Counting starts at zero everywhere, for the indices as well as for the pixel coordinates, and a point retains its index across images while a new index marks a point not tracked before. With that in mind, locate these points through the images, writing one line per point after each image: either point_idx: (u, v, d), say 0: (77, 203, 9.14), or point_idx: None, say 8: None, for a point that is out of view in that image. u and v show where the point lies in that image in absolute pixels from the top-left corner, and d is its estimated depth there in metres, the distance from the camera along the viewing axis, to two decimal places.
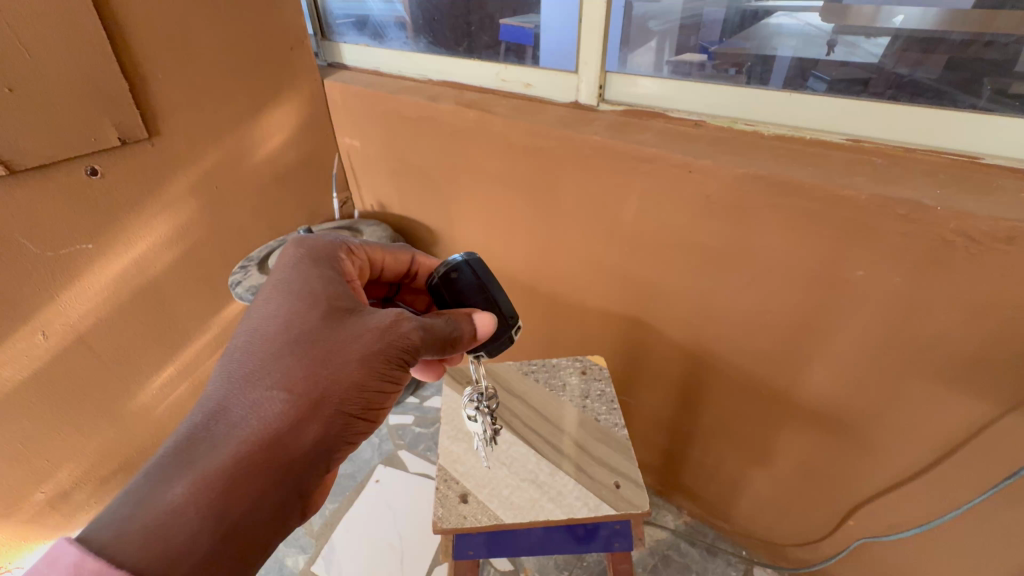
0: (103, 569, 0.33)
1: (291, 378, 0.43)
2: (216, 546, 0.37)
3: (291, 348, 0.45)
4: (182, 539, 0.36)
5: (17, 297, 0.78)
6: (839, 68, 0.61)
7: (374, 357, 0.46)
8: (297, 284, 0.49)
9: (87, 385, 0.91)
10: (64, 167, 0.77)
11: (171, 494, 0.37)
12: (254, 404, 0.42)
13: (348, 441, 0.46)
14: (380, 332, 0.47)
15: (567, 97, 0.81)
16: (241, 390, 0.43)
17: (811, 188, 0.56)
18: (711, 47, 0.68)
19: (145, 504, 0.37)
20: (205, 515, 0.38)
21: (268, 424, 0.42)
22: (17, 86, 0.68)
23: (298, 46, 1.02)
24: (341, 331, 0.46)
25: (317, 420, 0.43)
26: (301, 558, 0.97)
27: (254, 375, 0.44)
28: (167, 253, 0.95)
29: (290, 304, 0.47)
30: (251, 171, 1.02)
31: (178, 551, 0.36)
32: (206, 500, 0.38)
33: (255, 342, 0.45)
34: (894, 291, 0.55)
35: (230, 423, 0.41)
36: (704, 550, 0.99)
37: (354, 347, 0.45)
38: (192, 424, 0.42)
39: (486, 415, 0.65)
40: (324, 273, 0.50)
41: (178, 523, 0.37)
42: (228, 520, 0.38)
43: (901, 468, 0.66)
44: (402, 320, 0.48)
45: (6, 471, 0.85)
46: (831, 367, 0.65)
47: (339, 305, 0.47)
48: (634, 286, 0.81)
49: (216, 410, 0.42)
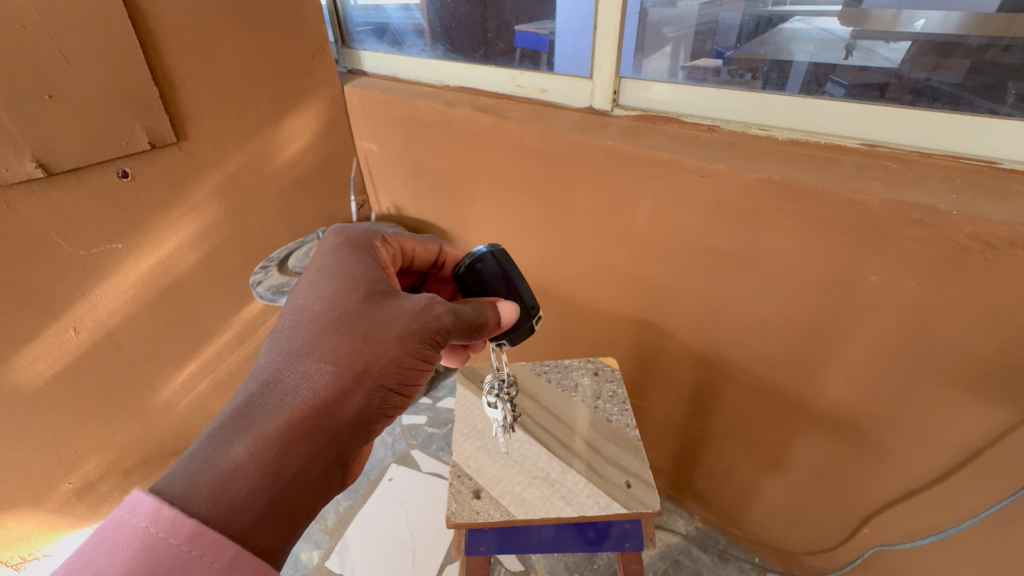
0: (177, 517, 0.34)
1: (337, 351, 0.45)
2: (273, 504, 0.38)
3: (336, 324, 0.46)
4: (243, 495, 0.37)
5: (52, 294, 0.81)
6: (857, 73, 0.60)
7: (411, 336, 0.48)
8: (338, 269, 0.51)
9: (113, 380, 0.94)
10: (97, 170, 0.80)
11: (232, 453, 0.38)
12: (303, 374, 0.43)
13: (384, 414, 0.47)
14: (416, 313, 0.48)
15: (582, 102, 0.82)
16: (290, 361, 0.44)
17: (825, 193, 0.56)
18: (727, 52, 0.68)
19: (208, 462, 0.38)
20: (264, 474, 0.38)
21: (318, 394, 0.43)
22: (56, 93, 0.71)
23: (319, 53, 1.04)
24: (381, 311, 0.48)
25: (360, 392, 0.45)
26: (316, 553, 0.98)
27: (302, 349, 0.45)
28: (192, 253, 0.98)
29: (333, 286, 0.49)
30: (272, 174, 1.06)
31: (241, 506, 0.36)
32: (265, 460, 0.39)
33: (302, 319, 0.47)
34: (908, 296, 0.55)
35: (283, 391, 0.42)
36: (716, 556, 0.98)
37: (394, 326, 0.47)
38: (247, 393, 0.43)
39: (506, 403, 0.66)
40: (361, 261, 0.52)
41: (239, 480, 0.37)
42: (283, 480, 0.39)
43: (917, 475, 0.65)
44: (434, 303, 0.50)
45: (36, 461, 0.89)
46: (845, 372, 0.65)
47: (377, 288, 0.49)
48: (646, 289, 0.82)
49: (269, 379, 0.43)
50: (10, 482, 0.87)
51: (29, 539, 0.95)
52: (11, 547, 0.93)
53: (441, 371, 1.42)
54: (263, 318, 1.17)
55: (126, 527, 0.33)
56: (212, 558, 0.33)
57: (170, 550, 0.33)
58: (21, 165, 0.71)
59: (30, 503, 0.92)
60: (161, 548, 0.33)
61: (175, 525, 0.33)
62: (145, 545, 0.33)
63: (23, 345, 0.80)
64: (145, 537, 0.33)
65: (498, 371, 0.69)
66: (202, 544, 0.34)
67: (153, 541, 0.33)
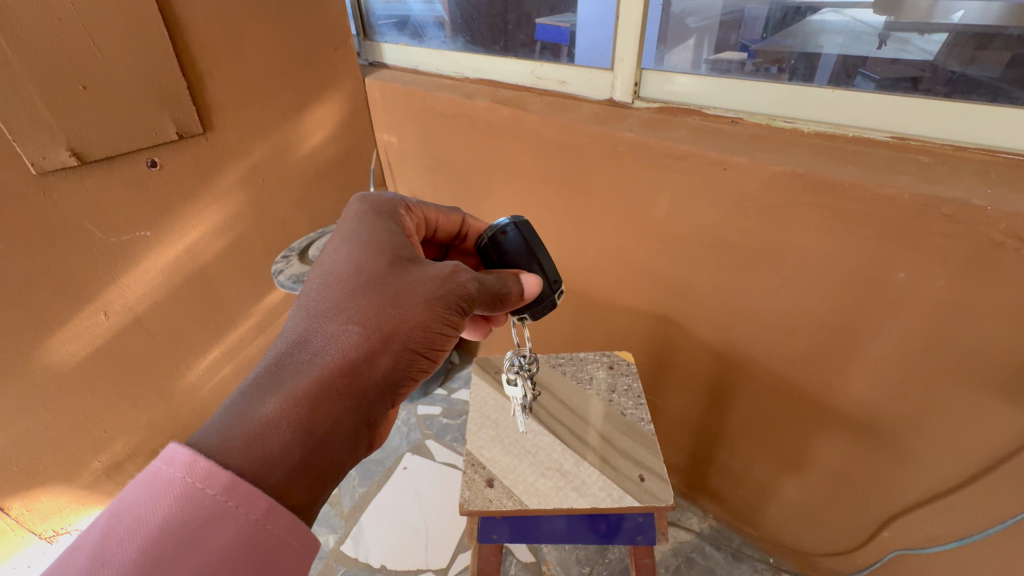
0: (212, 468, 0.35)
1: (365, 313, 0.46)
2: (305, 460, 0.39)
3: (363, 287, 0.47)
4: (276, 449, 0.38)
5: (85, 279, 0.84)
6: (888, 66, 0.58)
7: (437, 301, 0.48)
8: (364, 235, 0.51)
9: (141, 363, 0.97)
10: (127, 159, 0.82)
11: (265, 408, 0.39)
12: (332, 335, 0.44)
13: (410, 378, 0.48)
14: (441, 279, 0.49)
15: (602, 95, 0.82)
16: (319, 322, 0.45)
17: (851, 186, 0.55)
18: (752, 44, 0.67)
19: (241, 417, 0.39)
20: (296, 429, 0.39)
21: (346, 354, 0.44)
22: (90, 83, 0.73)
23: (341, 46, 1.06)
24: (406, 276, 0.48)
25: (387, 354, 0.46)
26: (332, 537, 1.00)
27: (331, 310, 0.46)
28: (217, 242, 1.00)
29: (359, 251, 0.50)
30: (295, 165, 1.07)
31: (274, 460, 0.38)
32: (297, 415, 0.40)
33: (330, 282, 0.48)
34: (936, 294, 0.54)
35: (313, 351, 0.43)
36: (730, 554, 0.97)
37: (420, 290, 0.48)
38: (278, 351, 0.44)
39: (527, 380, 0.66)
40: (387, 227, 0.53)
41: (273, 435, 0.38)
42: (315, 436, 0.40)
43: (943, 479, 0.64)
44: (459, 271, 0.50)
45: (69, 438, 0.92)
46: (870, 371, 0.64)
47: (402, 254, 0.50)
48: (665, 283, 0.81)
49: (299, 338, 0.44)
50: (45, 459, 0.91)
51: (60, 514, 0.99)
52: (45, 520, 0.97)
53: (456, 363, 1.43)
54: (284, 307, 1.20)
55: (163, 476, 0.35)
56: (248, 509, 0.35)
57: (207, 499, 0.34)
58: (56, 153, 0.74)
59: (62, 479, 0.95)
60: (198, 497, 0.34)
61: (211, 476, 0.35)
62: (183, 493, 0.34)
63: (58, 327, 0.83)
64: (182, 486, 0.34)
65: (519, 349, 0.69)
66: (236, 495, 0.35)
67: (190, 489, 0.34)
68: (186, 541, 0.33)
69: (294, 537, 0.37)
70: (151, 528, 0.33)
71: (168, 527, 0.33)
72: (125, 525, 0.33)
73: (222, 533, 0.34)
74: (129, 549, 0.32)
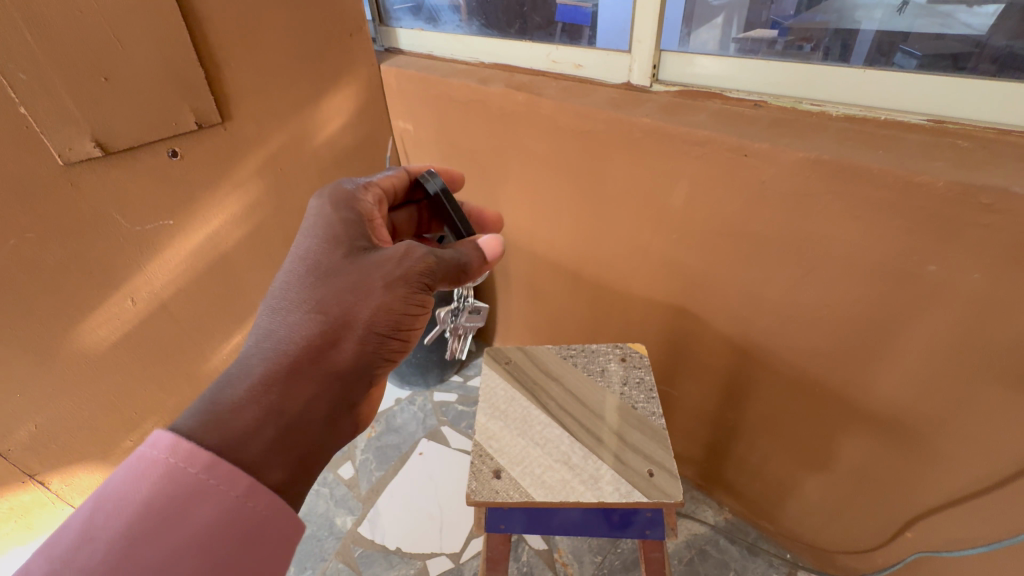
0: (194, 449, 0.37)
1: (324, 302, 0.48)
2: (279, 438, 0.41)
3: (323, 279, 0.50)
4: (248, 429, 0.40)
5: (112, 266, 0.87)
6: (932, 41, 0.54)
7: (395, 283, 0.50)
8: (321, 229, 0.54)
9: (167, 347, 1.01)
10: (149, 149, 0.84)
11: (234, 396, 0.42)
12: (294, 325, 0.47)
13: (384, 357, 0.51)
14: (395, 261, 0.51)
15: (619, 78, 0.79)
16: (284, 314, 0.47)
17: (881, 173, 0.52)
18: (784, 21, 0.62)
19: (215, 404, 0.41)
20: (268, 410, 0.42)
21: (310, 341, 0.46)
22: (112, 75, 0.75)
23: (357, 32, 1.05)
24: (362, 264, 0.50)
25: (352, 338, 0.48)
26: (349, 519, 1.02)
27: (293, 303, 0.48)
28: (237, 230, 1.02)
29: (317, 244, 0.52)
30: (312, 154, 1.08)
31: (248, 438, 0.40)
32: (267, 400, 0.42)
33: (291, 276, 0.50)
34: (972, 288, 0.51)
35: (279, 341, 0.46)
36: (745, 548, 0.96)
37: (378, 275, 0.50)
38: (246, 348, 0.46)
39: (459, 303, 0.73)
40: (344, 219, 0.55)
41: (243, 417, 0.41)
42: (287, 415, 0.42)
43: (972, 480, 0.61)
44: (414, 248, 0.52)
45: (102, 418, 0.97)
46: (898, 367, 0.61)
47: (357, 245, 0.53)
48: (682, 273, 0.79)
49: (265, 332, 0.47)
50: (81, 437, 0.96)
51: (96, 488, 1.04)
52: (82, 494, 1.02)
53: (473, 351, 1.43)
54: None
55: (146, 459, 0.37)
56: (229, 487, 0.37)
57: (189, 477, 0.36)
58: (82, 144, 0.76)
59: (97, 456, 1.00)
60: (180, 475, 0.36)
61: (192, 456, 0.37)
62: (165, 473, 0.36)
63: (89, 313, 0.87)
64: (165, 466, 0.36)
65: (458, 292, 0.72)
66: (217, 473, 0.37)
67: (172, 469, 0.36)
68: (170, 518, 0.35)
69: (277, 515, 0.39)
70: (135, 505, 0.35)
71: (153, 505, 0.35)
72: (109, 503, 0.35)
73: (205, 509, 0.36)
74: (116, 524, 0.34)
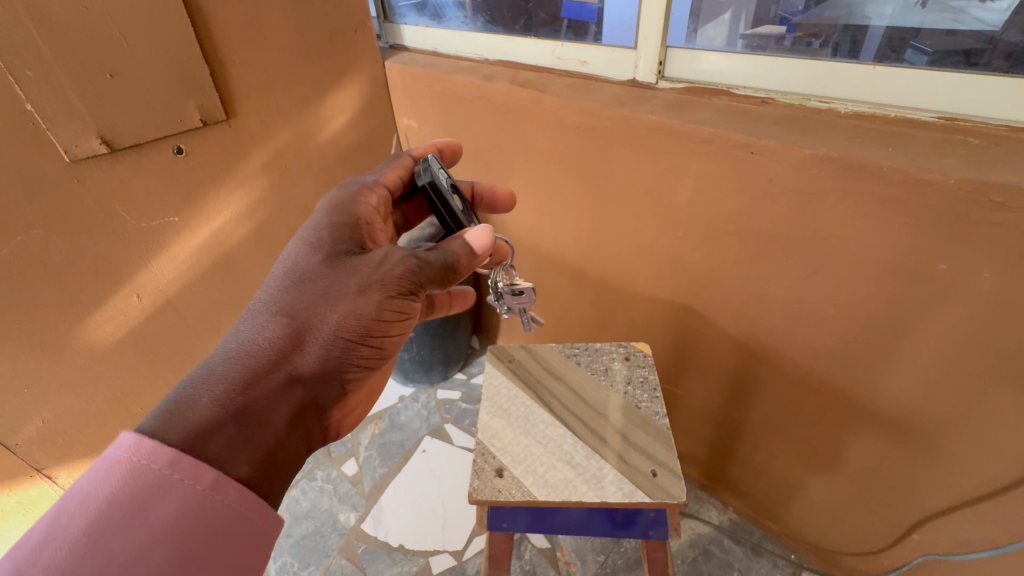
0: (156, 446, 0.38)
1: (294, 305, 0.49)
2: (241, 435, 0.41)
3: (296, 283, 0.51)
4: (207, 425, 0.40)
5: (119, 262, 0.88)
6: (943, 37, 0.53)
7: (371, 287, 0.50)
8: (309, 233, 0.56)
9: (173, 343, 1.01)
10: (154, 146, 0.84)
11: (197, 393, 0.42)
12: (264, 326, 0.47)
13: (353, 364, 0.51)
14: (375, 265, 0.51)
15: (624, 75, 0.78)
16: (258, 316, 0.48)
17: (890, 171, 0.51)
18: (792, 17, 0.61)
19: (178, 400, 0.42)
20: (227, 409, 0.42)
21: (277, 342, 0.47)
22: (117, 72, 0.75)
23: (362, 29, 1.04)
24: (340, 268, 0.51)
25: (320, 341, 0.48)
26: (353, 515, 1.03)
27: (269, 304, 0.49)
28: (242, 227, 1.03)
29: (302, 248, 0.54)
30: (316, 151, 1.08)
31: (208, 434, 0.40)
32: (228, 398, 0.42)
33: (273, 279, 0.52)
34: (982, 287, 0.50)
35: (247, 340, 0.47)
36: (749, 549, 0.95)
37: (352, 280, 0.51)
38: (217, 347, 0.47)
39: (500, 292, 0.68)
40: (333, 223, 0.57)
41: (201, 413, 0.41)
42: (248, 415, 0.42)
43: (981, 482, 0.60)
44: (393, 252, 0.52)
45: (109, 413, 0.98)
46: (906, 367, 0.60)
47: (339, 249, 0.54)
48: (687, 271, 0.78)
49: (236, 332, 0.48)
50: (88, 431, 0.97)
51: None
52: None
53: (477, 348, 1.43)
54: None
55: (110, 459, 0.37)
56: (194, 481, 0.38)
57: (152, 473, 0.37)
58: (87, 141, 0.76)
59: (104, 450, 1.01)
60: (143, 472, 0.37)
61: (155, 452, 0.38)
62: (128, 470, 0.37)
63: (96, 309, 0.87)
64: (128, 464, 0.37)
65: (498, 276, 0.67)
66: (181, 468, 0.38)
67: (135, 467, 0.37)
68: (135, 514, 0.36)
69: (247, 505, 0.40)
70: (99, 503, 0.36)
71: (117, 501, 0.36)
72: (75, 502, 0.36)
73: (170, 502, 0.36)
74: (79, 522, 0.35)
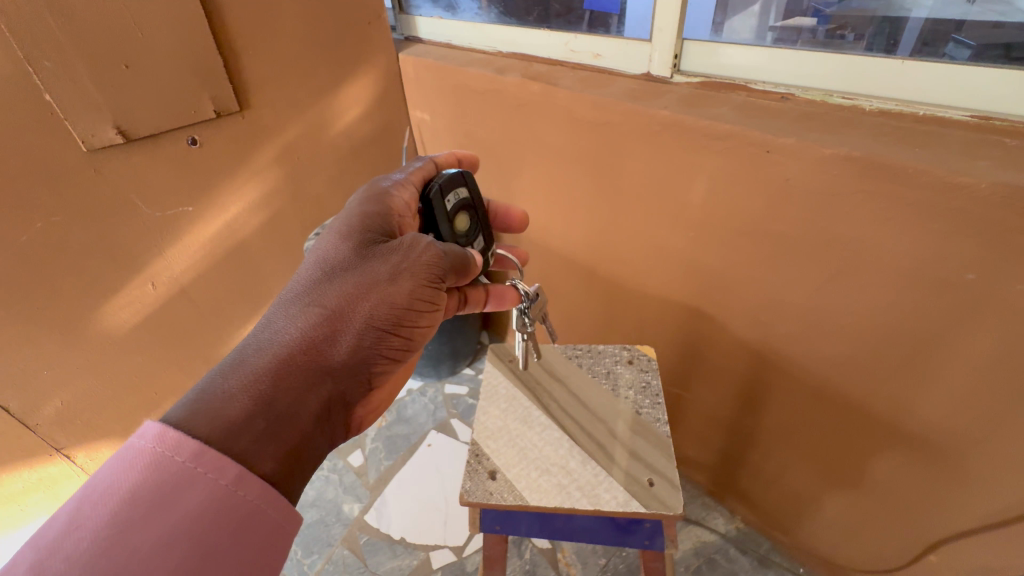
0: (181, 439, 0.38)
1: (326, 296, 0.49)
2: (268, 429, 0.41)
3: (328, 276, 0.51)
4: (238, 419, 0.40)
5: (134, 250, 0.90)
6: (989, 30, 0.49)
7: (402, 276, 0.52)
8: (339, 227, 0.55)
9: (187, 330, 1.03)
10: (170, 137, 0.85)
11: (225, 385, 0.42)
12: (296, 317, 0.48)
13: (382, 355, 0.52)
14: (405, 256, 0.53)
15: (639, 69, 0.76)
16: (288, 308, 0.48)
17: (917, 173, 0.48)
18: (826, 9, 0.58)
19: (205, 393, 0.41)
20: (257, 401, 0.42)
21: (309, 332, 0.47)
22: (132, 63, 0.76)
23: (376, 20, 1.04)
24: (370, 260, 0.52)
25: (352, 331, 0.49)
26: (356, 506, 1.04)
27: (300, 296, 0.49)
28: (255, 218, 1.04)
29: (332, 241, 0.54)
30: (330, 143, 1.09)
31: (238, 430, 0.40)
32: (256, 390, 0.42)
33: (303, 272, 0.52)
34: (1012, 298, 0.47)
35: (278, 331, 0.47)
36: (756, 560, 0.93)
37: (384, 269, 0.52)
38: (245, 340, 0.47)
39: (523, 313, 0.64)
40: (363, 216, 0.57)
41: (231, 407, 0.41)
42: (275, 410, 0.42)
43: (1006, 503, 0.57)
44: (420, 240, 0.54)
45: (126, 396, 1.01)
46: (928, 380, 0.57)
47: (368, 241, 0.54)
48: (699, 273, 0.76)
49: (267, 323, 0.47)
50: (105, 413, 1.00)
51: None
52: None
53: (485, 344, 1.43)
54: None
55: (134, 449, 0.37)
56: (217, 475, 0.38)
57: (176, 465, 0.37)
58: (104, 131, 0.77)
59: (120, 432, 1.04)
60: (168, 464, 0.37)
61: (179, 444, 0.38)
62: (152, 461, 0.37)
63: (112, 295, 0.90)
64: (152, 455, 0.37)
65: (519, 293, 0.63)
66: (204, 461, 0.38)
67: (158, 458, 0.37)
68: (158, 505, 0.35)
69: (267, 501, 0.39)
70: (124, 493, 0.36)
71: (141, 492, 0.36)
72: (98, 492, 0.36)
73: (195, 494, 0.36)
74: (101, 514, 0.35)
